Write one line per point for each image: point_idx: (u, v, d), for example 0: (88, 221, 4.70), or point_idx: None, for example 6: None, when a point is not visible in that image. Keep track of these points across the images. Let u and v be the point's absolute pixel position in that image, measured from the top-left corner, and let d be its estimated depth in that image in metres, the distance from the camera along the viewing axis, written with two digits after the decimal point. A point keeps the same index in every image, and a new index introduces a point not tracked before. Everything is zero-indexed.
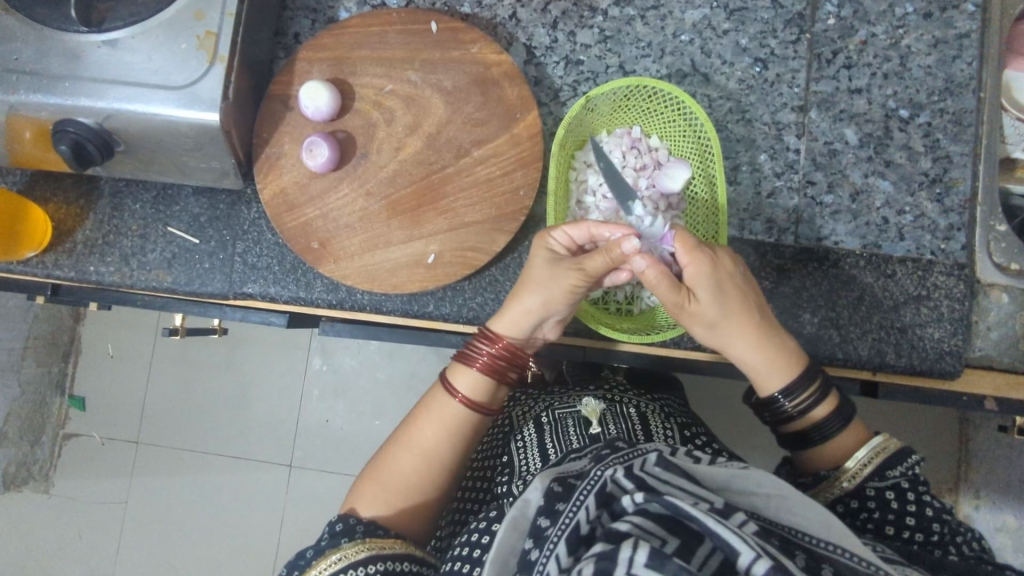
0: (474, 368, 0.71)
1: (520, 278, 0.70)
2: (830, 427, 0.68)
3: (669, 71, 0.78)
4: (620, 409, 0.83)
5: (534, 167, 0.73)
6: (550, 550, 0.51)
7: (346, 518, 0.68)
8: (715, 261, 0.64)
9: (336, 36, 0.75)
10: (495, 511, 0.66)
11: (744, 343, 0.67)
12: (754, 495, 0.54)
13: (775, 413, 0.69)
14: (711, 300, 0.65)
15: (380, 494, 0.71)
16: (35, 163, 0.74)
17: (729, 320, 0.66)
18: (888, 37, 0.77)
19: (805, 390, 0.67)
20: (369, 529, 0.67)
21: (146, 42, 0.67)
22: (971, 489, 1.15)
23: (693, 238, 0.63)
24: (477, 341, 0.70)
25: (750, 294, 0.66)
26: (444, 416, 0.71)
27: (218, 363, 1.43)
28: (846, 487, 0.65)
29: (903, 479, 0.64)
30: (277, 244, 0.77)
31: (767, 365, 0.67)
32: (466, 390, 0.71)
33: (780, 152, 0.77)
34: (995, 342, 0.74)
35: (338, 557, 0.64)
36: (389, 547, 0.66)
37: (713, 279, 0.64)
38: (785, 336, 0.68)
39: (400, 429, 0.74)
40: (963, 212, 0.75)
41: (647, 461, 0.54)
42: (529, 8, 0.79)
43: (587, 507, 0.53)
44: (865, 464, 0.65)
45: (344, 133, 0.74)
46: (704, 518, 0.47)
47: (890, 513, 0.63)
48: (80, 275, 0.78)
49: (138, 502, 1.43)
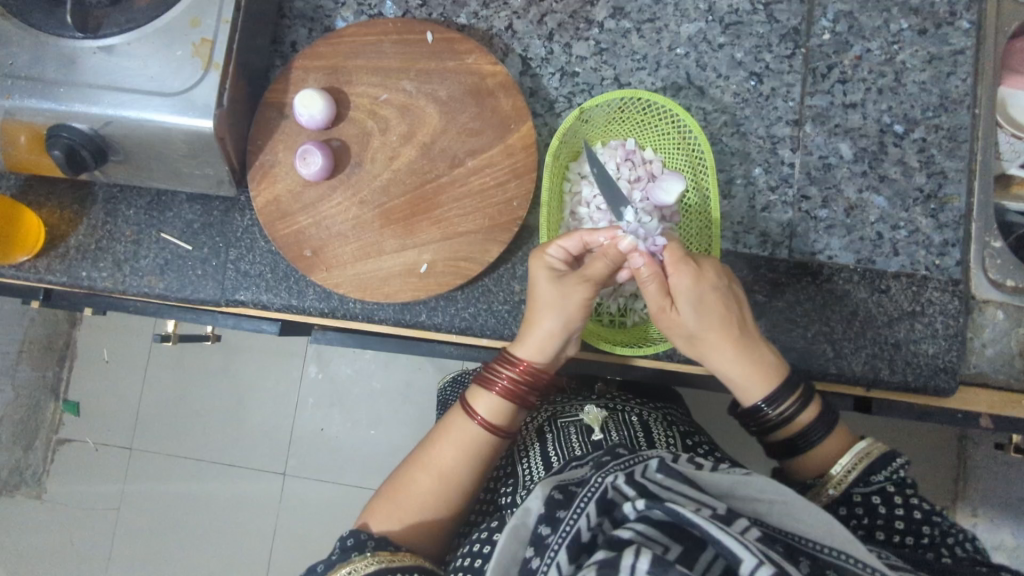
0: (493, 391, 0.70)
1: (532, 299, 0.69)
2: (815, 435, 0.66)
3: (664, 84, 0.78)
4: (622, 417, 0.82)
5: (529, 177, 0.73)
6: (552, 558, 0.51)
7: (357, 533, 0.67)
8: (699, 274, 0.64)
9: (332, 45, 0.75)
10: (497, 522, 0.65)
11: (722, 354, 0.66)
12: (756, 501, 0.53)
13: (761, 423, 0.68)
14: (692, 313, 0.64)
15: (394, 512, 0.70)
16: (31, 167, 0.74)
17: (708, 333, 0.65)
18: (883, 53, 0.78)
19: (788, 399, 0.65)
20: (381, 545, 0.66)
21: (140, 49, 0.67)
22: (968, 506, 1.14)
23: (681, 251, 0.64)
24: (499, 365, 0.70)
25: (735, 309, 0.66)
26: (461, 438, 0.71)
27: (213, 370, 1.43)
28: (832, 495, 0.64)
29: (888, 483, 0.63)
30: (270, 251, 0.77)
31: (746, 375, 0.66)
32: (485, 412, 0.70)
33: (775, 166, 0.77)
34: (990, 359, 0.74)
35: (348, 570, 0.63)
36: (399, 559, 0.65)
37: (695, 292, 0.64)
38: (767, 348, 0.67)
39: (417, 448, 0.73)
40: (958, 228, 0.75)
41: (649, 467, 0.54)
42: (526, 20, 0.79)
43: (588, 514, 0.52)
44: (849, 470, 0.64)
45: (338, 142, 0.74)
46: (705, 525, 0.46)
47: (878, 518, 0.62)
48: (72, 280, 0.78)
49: (129, 509, 1.42)
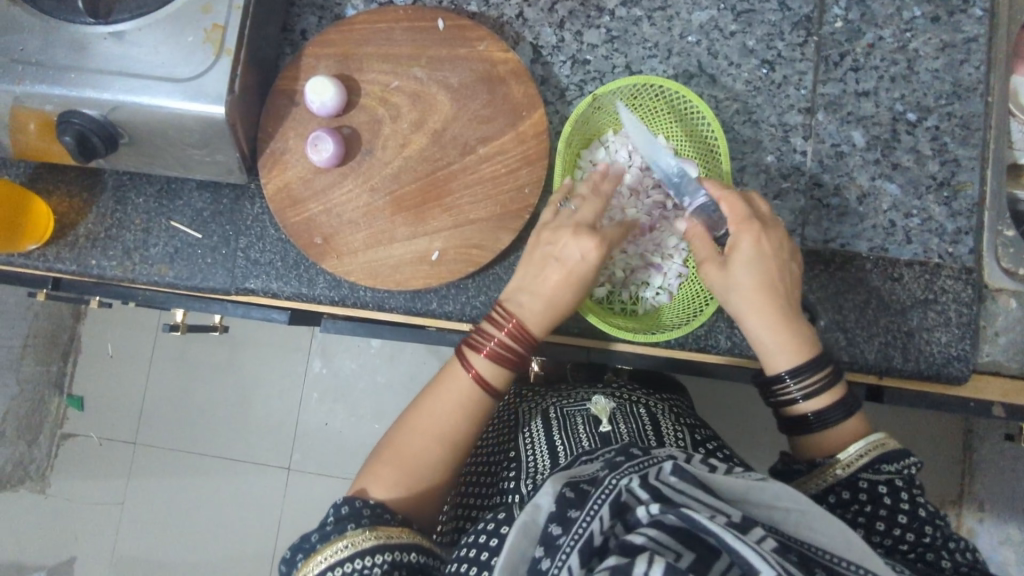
0: (483, 348, 0.67)
1: (529, 263, 0.68)
2: (831, 416, 0.64)
3: (675, 72, 0.78)
4: (631, 409, 0.81)
5: (540, 165, 0.73)
6: (563, 561, 0.49)
7: (352, 501, 0.64)
8: (763, 233, 0.65)
9: (343, 31, 0.75)
10: (504, 512, 0.60)
11: (760, 318, 0.64)
12: (771, 509, 0.52)
13: (778, 394, 0.65)
14: (744, 268, 0.64)
15: (394, 476, 0.66)
16: (40, 154, 0.74)
17: (757, 291, 0.64)
18: (895, 41, 0.77)
19: (815, 373, 0.63)
20: (376, 515, 0.63)
21: (151, 35, 0.67)
22: (974, 501, 1.15)
23: (743, 208, 0.65)
24: (487, 323, 0.68)
25: (788, 280, 0.66)
26: (459, 396, 0.67)
27: (218, 363, 1.42)
28: (838, 475, 0.61)
29: (898, 476, 0.60)
30: (280, 239, 0.77)
31: (781, 346, 0.64)
32: (479, 367, 0.67)
33: (787, 153, 0.76)
34: (1003, 348, 0.74)
35: (344, 544, 0.60)
36: (397, 536, 0.62)
37: (755, 251, 0.64)
38: (804, 326, 0.65)
39: (409, 411, 0.69)
40: (971, 217, 0.75)
41: (663, 470, 0.52)
42: (537, 7, 0.79)
43: (601, 517, 0.50)
44: (860, 454, 0.61)
45: (349, 129, 0.74)
46: (722, 533, 0.45)
47: (882, 507, 0.59)
48: (81, 268, 0.78)
49: (133, 504, 1.42)
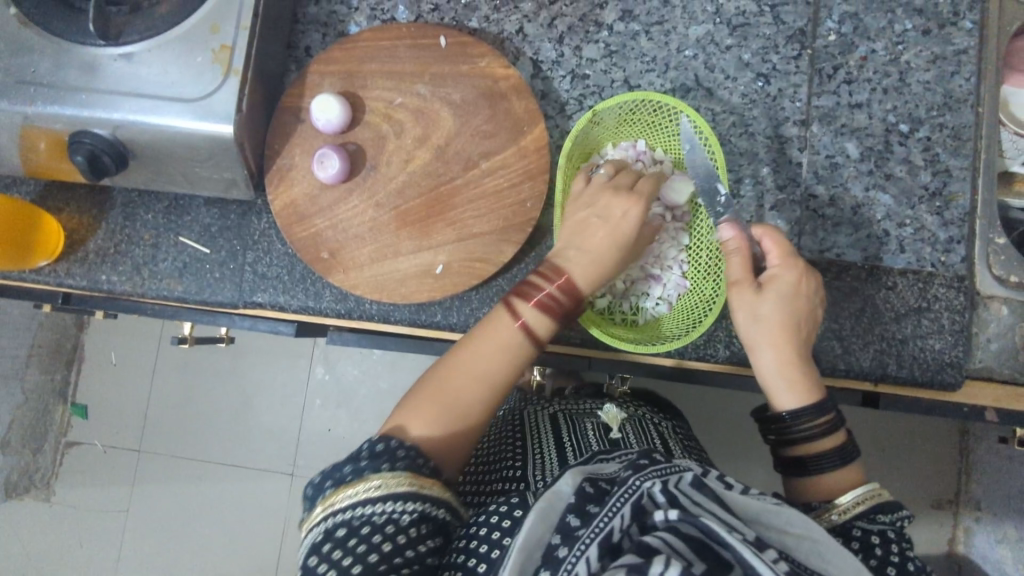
0: (535, 298, 0.68)
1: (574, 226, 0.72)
2: (827, 462, 0.65)
3: (673, 85, 0.80)
4: (640, 424, 0.84)
5: (542, 179, 0.74)
6: (582, 551, 0.51)
7: (388, 439, 0.62)
8: (801, 276, 0.68)
9: (346, 49, 0.76)
10: (518, 497, 0.61)
11: (773, 351, 0.66)
12: (783, 534, 0.53)
13: (781, 430, 0.67)
14: (774, 303, 0.67)
15: (434, 417, 0.65)
16: (51, 172, 0.75)
17: (781, 324, 0.66)
18: (888, 53, 0.79)
19: (815, 418, 0.65)
20: (412, 456, 0.61)
21: (160, 56, 0.68)
22: (971, 501, 1.17)
23: (788, 250, 0.68)
24: (540, 276, 0.69)
25: (812, 325, 0.68)
26: (506, 343, 0.67)
27: (222, 370, 1.44)
28: (834, 521, 0.62)
29: (890, 527, 0.61)
30: (288, 253, 0.78)
31: (790, 381, 0.66)
32: (528, 318, 0.67)
33: (784, 165, 0.78)
34: (995, 354, 0.75)
35: (377, 484, 0.58)
36: (429, 487, 0.60)
37: (790, 290, 0.67)
38: (815, 371, 0.68)
39: (453, 353, 0.68)
40: (962, 225, 0.76)
41: (684, 480, 0.54)
42: (536, 23, 0.80)
43: (622, 516, 0.52)
44: (855, 503, 0.62)
45: (354, 146, 0.75)
46: (739, 547, 0.47)
47: (873, 557, 0.59)
48: (92, 283, 0.79)
49: (138, 511, 1.43)
